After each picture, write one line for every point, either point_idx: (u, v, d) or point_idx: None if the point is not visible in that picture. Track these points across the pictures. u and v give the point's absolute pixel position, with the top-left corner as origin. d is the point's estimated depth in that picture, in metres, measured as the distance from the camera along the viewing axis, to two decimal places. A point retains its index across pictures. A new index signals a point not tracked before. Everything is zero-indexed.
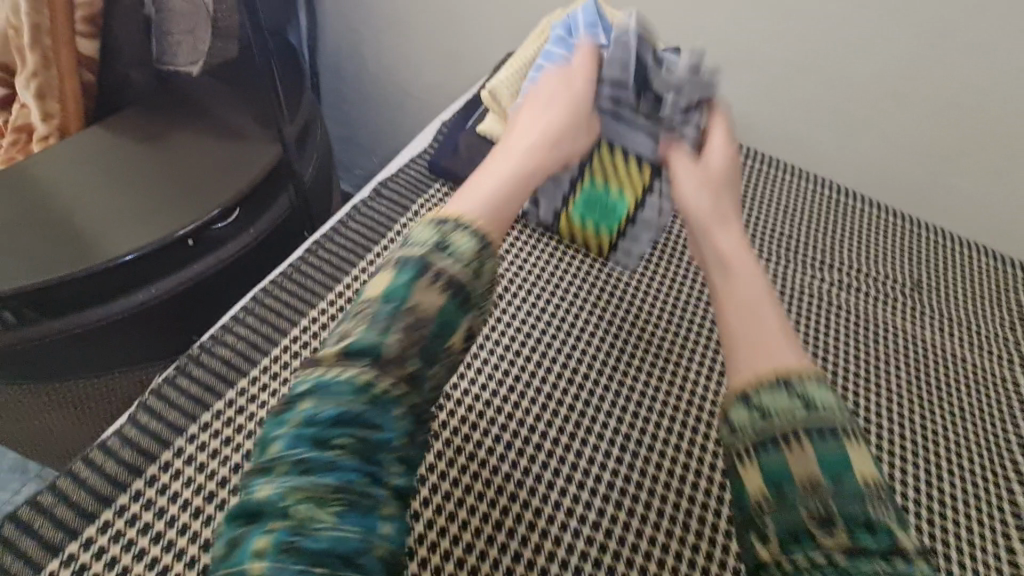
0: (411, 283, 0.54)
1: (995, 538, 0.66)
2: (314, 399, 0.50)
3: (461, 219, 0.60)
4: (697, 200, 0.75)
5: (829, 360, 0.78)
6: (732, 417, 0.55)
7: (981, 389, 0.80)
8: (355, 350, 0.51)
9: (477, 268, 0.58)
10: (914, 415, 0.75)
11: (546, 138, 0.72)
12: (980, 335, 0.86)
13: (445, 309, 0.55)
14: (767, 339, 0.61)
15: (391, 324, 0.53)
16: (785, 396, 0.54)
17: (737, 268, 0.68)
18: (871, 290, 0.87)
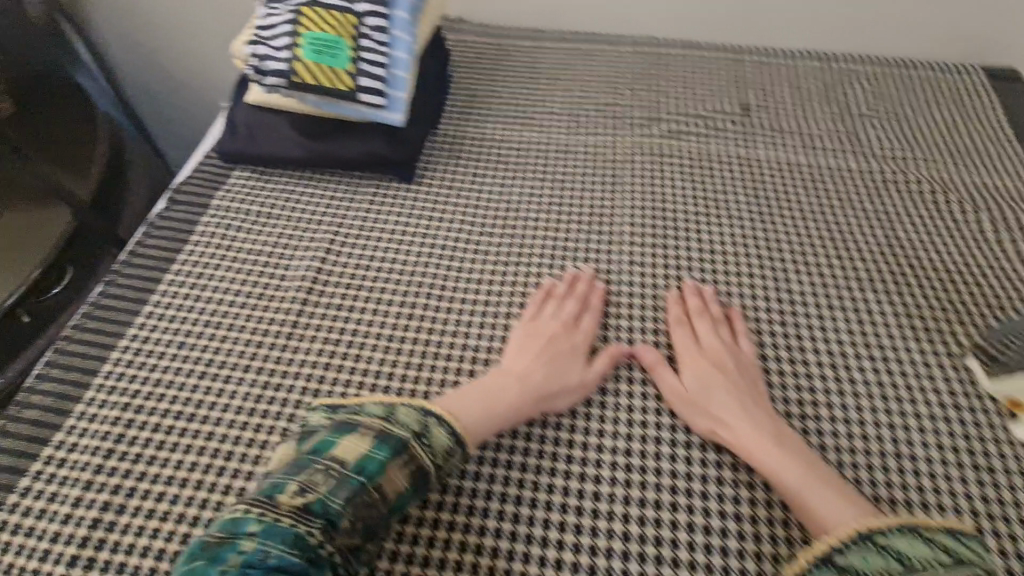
0: (389, 461, 0.49)
1: (850, 319, 0.67)
2: (268, 539, 0.43)
3: (432, 409, 0.54)
4: (692, 410, 0.59)
5: (671, 207, 0.78)
6: (844, 561, 0.46)
7: (823, 184, 0.80)
8: (308, 512, 0.45)
9: (443, 465, 0.52)
10: (760, 233, 0.76)
11: (574, 354, 0.63)
12: (818, 138, 0.85)
13: (407, 492, 0.50)
14: (810, 508, 0.51)
15: (354, 496, 0.47)
16: (876, 554, 0.46)
17: (749, 438, 0.56)
18: (701, 130, 0.87)
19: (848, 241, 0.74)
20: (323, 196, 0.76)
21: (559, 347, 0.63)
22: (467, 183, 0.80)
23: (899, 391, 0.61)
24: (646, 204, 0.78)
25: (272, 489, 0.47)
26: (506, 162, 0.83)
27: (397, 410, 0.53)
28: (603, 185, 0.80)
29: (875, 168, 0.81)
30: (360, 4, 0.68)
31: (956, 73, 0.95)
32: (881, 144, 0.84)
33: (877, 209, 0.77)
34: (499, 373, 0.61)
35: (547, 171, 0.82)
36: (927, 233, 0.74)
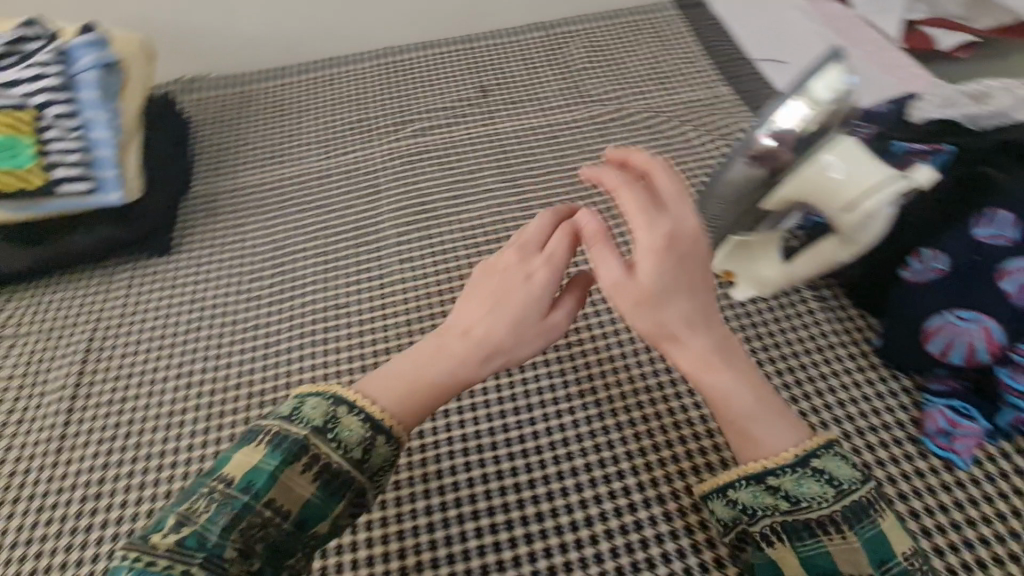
0: (282, 471, 0.40)
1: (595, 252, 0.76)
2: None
3: (341, 393, 0.44)
4: (637, 311, 0.46)
5: (431, 196, 0.82)
6: (777, 483, 0.44)
7: (557, 140, 0.89)
8: (180, 550, 0.37)
9: (370, 455, 0.43)
10: (511, 198, 0.82)
11: (520, 285, 0.49)
12: (550, 98, 0.95)
13: (318, 501, 0.41)
14: (750, 433, 0.45)
15: (238, 519, 0.39)
16: (811, 479, 0.43)
17: (699, 358, 0.46)
18: (446, 120, 0.93)
19: (590, 180, 0.83)
20: (70, 297, 0.73)
21: (500, 287, 0.50)
22: (227, 234, 0.79)
23: None
24: (410, 200, 0.82)
25: (152, 528, 0.39)
26: (266, 201, 0.82)
27: (301, 405, 0.43)
28: (367, 195, 0.83)
29: (600, 112, 0.92)
30: (36, 98, 0.68)
31: (651, 12, 1.09)
32: (601, 89, 0.96)
33: (604, 150, 0.87)
34: (438, 336, 0.50)
35: (309, 197, 0.82)
36: (645, 158, 0.85)
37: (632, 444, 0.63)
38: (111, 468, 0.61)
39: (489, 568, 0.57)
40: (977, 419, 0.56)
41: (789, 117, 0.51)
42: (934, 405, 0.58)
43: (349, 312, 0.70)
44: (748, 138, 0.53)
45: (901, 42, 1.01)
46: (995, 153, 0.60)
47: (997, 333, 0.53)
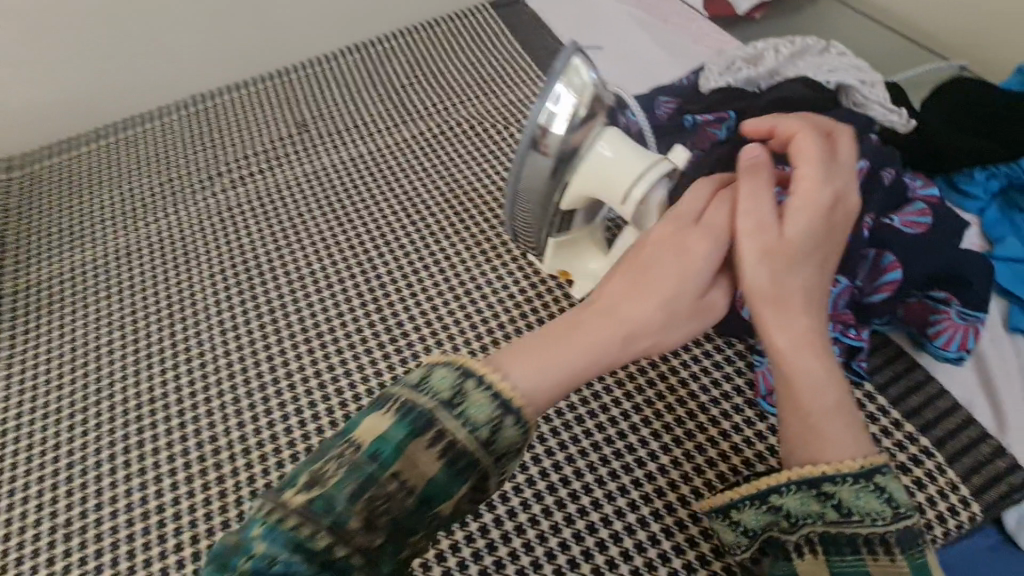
0: (408, 442, 0.36)
1: (432, 280, 0.74)
2: (263, 544, 0.35)
3: (475, 371, 0.39)
4: (756, 271, 0.45)
5: (255, 253, 0.78)
6: (833, 491, 0.41)
7: (383, 165, 0.86)
8: (275, 540, 0.35)
9: (495, 440, 0.38)
10: (340, 238, 0.78)
11: (673, 256, 0.45)
12: (373, 122, 0.91)
13: (444, 473, 0.37)
14: (831, 429, 0.43)
15: (362, 493, 0.36)
16: (871, 495, 0.40)
17: (793, 341, 0.44)
18: (263, 165, 0.86)
19: (423, 204, 0.81)
20: None
21: (679, 242, 0.46)
22: (49, 347, 0.72)
23: (482, 324, 0.69)
24: (240, 263, 0.77)
25: (296, 481, 0.37)
26: (85, 298, 0.76)
27: (428, 375, 0.39)
28: (194, 266, 0.77)
29: (426, 129, 0.90)
30: None
31: (467, 15, 1.07)
32: (425, 104, 0.93)
33: (431, 169, 0.85)
34: (581, 309, 0.45)
35: (129, 284, 0.76)
36: (473, 169, 0.84)
37: None
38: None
39: None
40: None
41: (560, 107, 0.50)
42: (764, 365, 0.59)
43: (188, 403, 0.66)
44: (526, 129, 0.51)
45: (704, 11, 1.05)
46: (767, 116, 0.63)
47: None
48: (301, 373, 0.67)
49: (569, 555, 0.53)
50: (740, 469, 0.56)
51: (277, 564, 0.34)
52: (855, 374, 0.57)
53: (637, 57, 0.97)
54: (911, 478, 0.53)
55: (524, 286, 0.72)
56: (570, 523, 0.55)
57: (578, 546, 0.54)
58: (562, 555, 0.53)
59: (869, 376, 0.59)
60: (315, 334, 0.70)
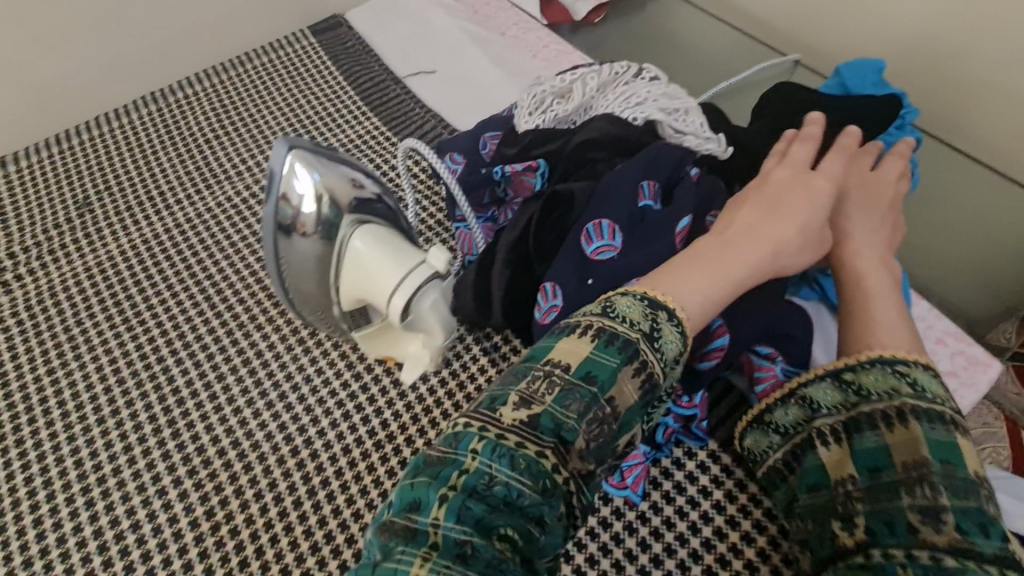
0: (622, 369, 0.38)
1: (240, 385, 0.63)
2: (482, 459, 0.34)
3: (649, 295, 0.41)
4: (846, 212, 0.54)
5: (16, 386, 0.65)
6: (851, 376, 0.43)
7: (180, 247, 0.74)
8: (498, 458, 0.34)
9: (668, 373, 0.40)
10: (127, 347, 0.67)
11: (801, 193, 0.49)
12: (168, 192, 0.78)
13: (636, 404, 0.39)
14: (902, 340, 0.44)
15: (584, 413, 0.36)
16: (888, 374, 0.42)
17: (878, 278, 0.50)
18: (31, 267, 0.73)
19: (232, 289, 0.70)
20: None
21: (803, 191, 0.49)
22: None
23: (299, 434, 0.60)
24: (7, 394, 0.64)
25: (503, 401, 0.36)
26: None
27: (615, 303, 0.40)
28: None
29: (233, 191, 0.78)
30: None
31: (281, 46, 0.95)
32: (232, 161, 0.81)
33: (237, 243, 0.74)
34: (715, 237, 0.47)
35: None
36: None
37: None
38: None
39: None
40: (639, 446, 0.51)
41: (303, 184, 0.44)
42: None
43: None
44: (268, 215, 0.44)
45: (542, 20, 0.98)
46: (578, 162, 0.58)
47: None
48: (76, 534, 0.55)
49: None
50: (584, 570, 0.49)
51: (498, 485, 0.33)
52: (692, 437, 0.53)
53: (470, 82, 0.89)
54: (756, 552, 0.48)
55: (347, 380, 0.63)
56: None
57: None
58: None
59: (710, 433, 0.55)
60: (92, 477, 0.58)
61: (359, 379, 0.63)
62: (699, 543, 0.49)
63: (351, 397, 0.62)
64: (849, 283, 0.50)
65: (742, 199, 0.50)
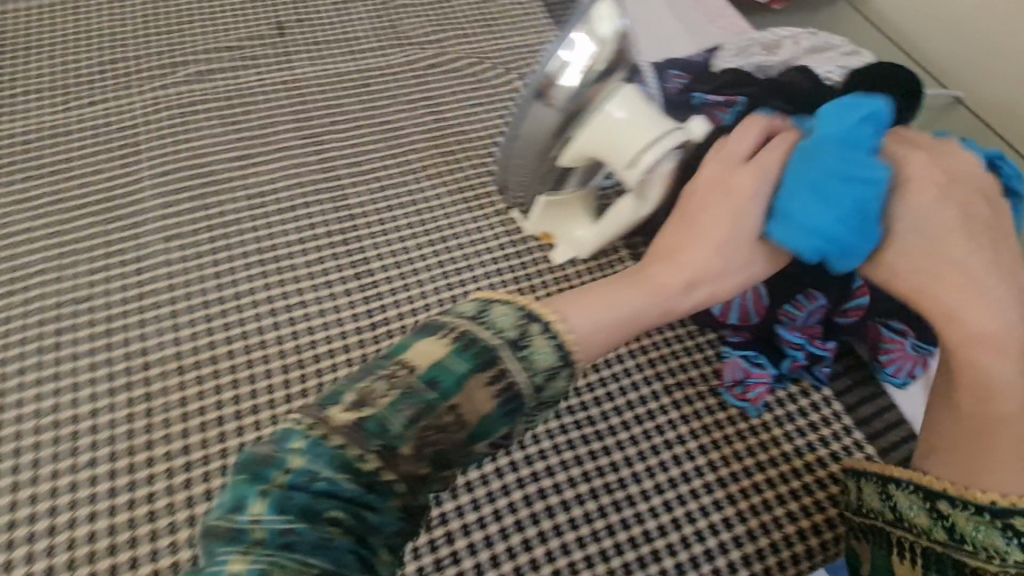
0: (468, 377, 0.39)
1: (406, 218, 0.67)
2: (303, 458, 0.36)
3: (546, 303, 0.44)
4: (906, 262, 0.47)
5: (205, 161, 0.69)
6: (948, 512, 0.43)
7: (364, 86, 0.77)
8: (317, 458, 0.36)
9: (544, 387, 0.41)
10: (308, 155, 0.70)
11: (722, 221, 0.48)
12: (361, 38, 0.82)
13: (496, 411, 0.40)
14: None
15: (428, 411, 0.39)
16: (991, 532, 0.41)
17: (970, 318, 0.45)
18: (228, 63, 0.77)
19: (409, 135, 0.73)
20: None
21: (705, 231, 0.48)
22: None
23: (456, 274, 0.64)
24: (184, 168, 0.68)
25: (471, 352, 0.40)
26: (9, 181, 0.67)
27: (491, 310, 0.42)
28: (133, 169, 0.68)
29: (419, 57, 0.81)
30: None
31: None
32: (422, 30, 0.84)
33: (417, 100, 0.77)
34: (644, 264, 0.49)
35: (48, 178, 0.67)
36: (463, 111, 0.77)
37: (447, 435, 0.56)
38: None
39: None
40: (767, 368, 0.57)
41: (578, 51, 0.46)
42: (732, 356, 0.59)
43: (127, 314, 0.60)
44: (534, 76, 0.47)
45: None
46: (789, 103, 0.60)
47: (763, 294, 0.57)
48: (253, 299, 0.61)
49: (463, 541, 0.51)
50: (694, 455, 0.56)
51: (319, 482, 0.36)
52: (813, 378, 0.58)
53: (650, 29, 0.93)
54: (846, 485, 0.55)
55: (503, 241, 0.66)
56: (524, 502, 0.53)
57: (479, 532, 0.51)
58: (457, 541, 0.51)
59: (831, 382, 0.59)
60: (268, 255, 0.63)
61: (515, 245, 0.66)
62: (801, 466, 0.55)
63: (507, 256, 0.65)
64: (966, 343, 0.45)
65: (669, 232, 0.50)
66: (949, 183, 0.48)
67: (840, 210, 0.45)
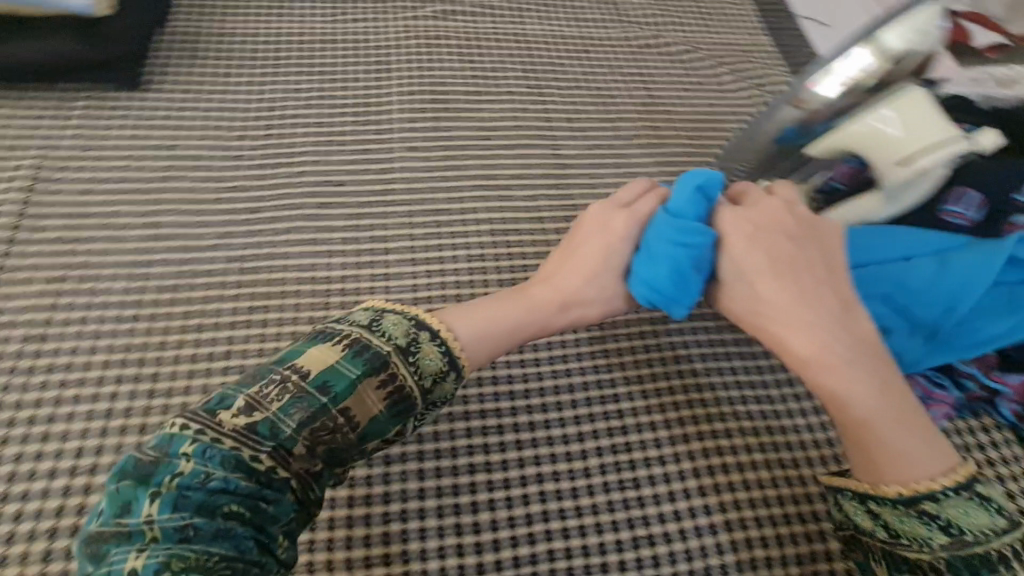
0: (362, 380, 0.38)
1: (612, 181, 0.71)
2: (192, 463, 0.35)
3: (381, 307, 0.43)
4: (736, 295, 0.47)
5: (441, 92, 0.75)
6: (878, 509, 0.39)
7: (585, 55, 0.82)
8: (214, 458, 0.35)
9: (431, 390, 0.42)
10: (530, 108, 0.76)
11: (600, 248, 0.50)
12: (585, 9, 0.87)
13: (385, 415, 0.39)
14: (889, 459, 0.39)
15: (340, 407, 0.38)
16: (915, 522, 0.37)
17: (828, 363, 0.41)
18: (467, 7, 0.83)
19: (621, 109, 0.78)
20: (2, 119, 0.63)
21: (572, 261, 0.50)
22: (194, 82, 0.69)
23: None
24: (419, 85, 0.74)
25: (361, 359, 0.39)
26: (266, 64, 0.72)
27: (382, 318, 0.41)
28: (373, 73, 0.74)
29: (636, 35, 0.85)
30: None
31: None
32: (642, 12, 0.88)
33: (631, 77, 0.81)
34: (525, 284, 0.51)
35: (302, 62, 0.73)
36: (672, 94, 0.80)
37: (637, 377, 0.60)
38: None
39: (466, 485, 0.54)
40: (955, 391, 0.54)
41: (849, 61, 0.50)
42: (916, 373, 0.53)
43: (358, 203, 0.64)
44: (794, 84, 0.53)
45: None
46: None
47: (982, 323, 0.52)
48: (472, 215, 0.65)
49: (569, 484, 0.54)
50: None
51: (213, 480, 0.34)
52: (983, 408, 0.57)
53: None
54: None
55: None
56: (700, 454, 0.56)
57: (585, 480, 0.55)
58: (562, 483, 0.54)
59: None
60: (489, 183, 0.68)
61: None
62: None
63: None
64: (808, 370, 0.42)
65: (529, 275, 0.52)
66: (788, 229, 0.46)
67: (684, 255, 0.46)
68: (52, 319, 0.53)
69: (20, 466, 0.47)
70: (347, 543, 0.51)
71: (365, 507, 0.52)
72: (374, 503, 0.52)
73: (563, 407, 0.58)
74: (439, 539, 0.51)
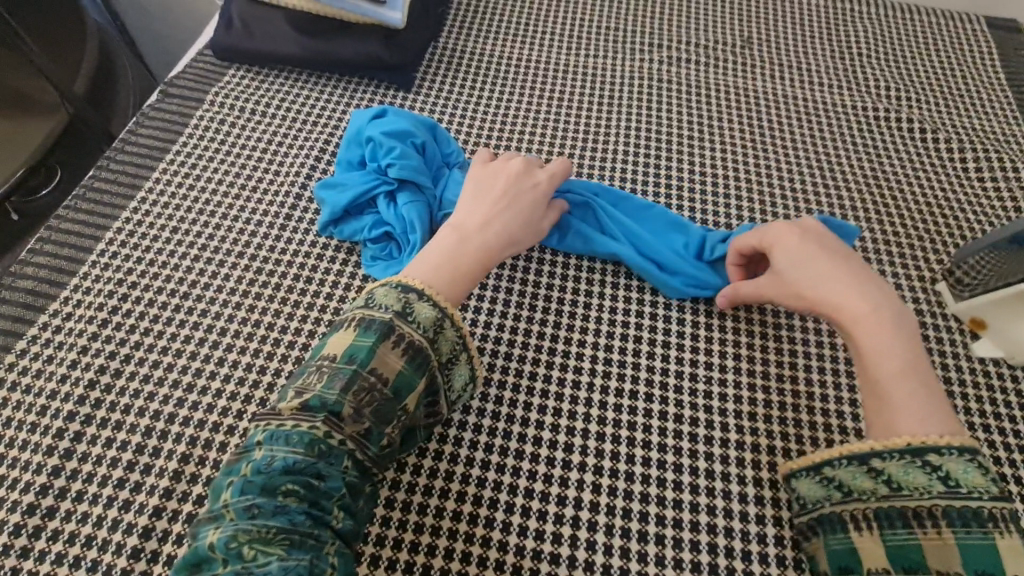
0: (378, 346, 0.45)
1: None
2: (264, 448, 0.41)
3: (407, 282, 0.49)
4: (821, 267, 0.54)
5: (663, 136, 0.79)
6: (881, 466, 0.46)
7: (810, 118, 0.81)
8: (275, 441, 0.41)
9: (436, 339, 0.47)
10: (745, 163, 0.77)
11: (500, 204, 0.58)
12: (817, 73, 0.86)
13: (407, 368, 0.46)
14: (906, 410, 0.46)
15: (352, 384, 0.44)
16: (977, 471, 0.43)
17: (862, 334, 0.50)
18: (697, 58, 0.86)
19: (844, 180, 0.75)
20: (306, 97, 0.77)
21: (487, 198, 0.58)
22: (446, 91, 0.79)
23: None
24: (639, 126, 0.79)
25: (371, 329, 0.45)
26: (513, 84, 0.81)
27: (373, 293, 0.48)
28: (600, 110, 0.80)
29: (867, 107, 0.82)
30: None
31: (959, 18, 0.93)
32: (877, 84, 0.85)
33: (859, 148, 0.78)
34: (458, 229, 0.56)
35: (545, 90, 0.81)
36: (903, 173, 0.76)
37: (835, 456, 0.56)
38: (271, 253, 0.64)
39: (633, 512, 0.53)
40: None
41: None
42: None
43: None
44: None
45: None
46: None
47: None
48: None
49: (710, 537, 0.52)
50: None
51: (275, 462, 0.40)
52: None
53: None
54: None
55: (921, 310, 0.65)
56: None
57: (709, 536, 0.52)
58: (684, 531, 0.52)
59: None
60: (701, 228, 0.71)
61: (933, 317, 0.65)
62: None
63: (921, 327, 0.64)
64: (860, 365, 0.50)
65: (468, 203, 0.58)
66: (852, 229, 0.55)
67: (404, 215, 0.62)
68: (317, 267, 0.63)
69: (270, 380, 0.57)
70: (466, 520, 0.52)
71: (528, 501, 0.53)
72: (536, 501, 0.53)
73: (748, 465, 0.55)
74: (553, 546, 0.51)
